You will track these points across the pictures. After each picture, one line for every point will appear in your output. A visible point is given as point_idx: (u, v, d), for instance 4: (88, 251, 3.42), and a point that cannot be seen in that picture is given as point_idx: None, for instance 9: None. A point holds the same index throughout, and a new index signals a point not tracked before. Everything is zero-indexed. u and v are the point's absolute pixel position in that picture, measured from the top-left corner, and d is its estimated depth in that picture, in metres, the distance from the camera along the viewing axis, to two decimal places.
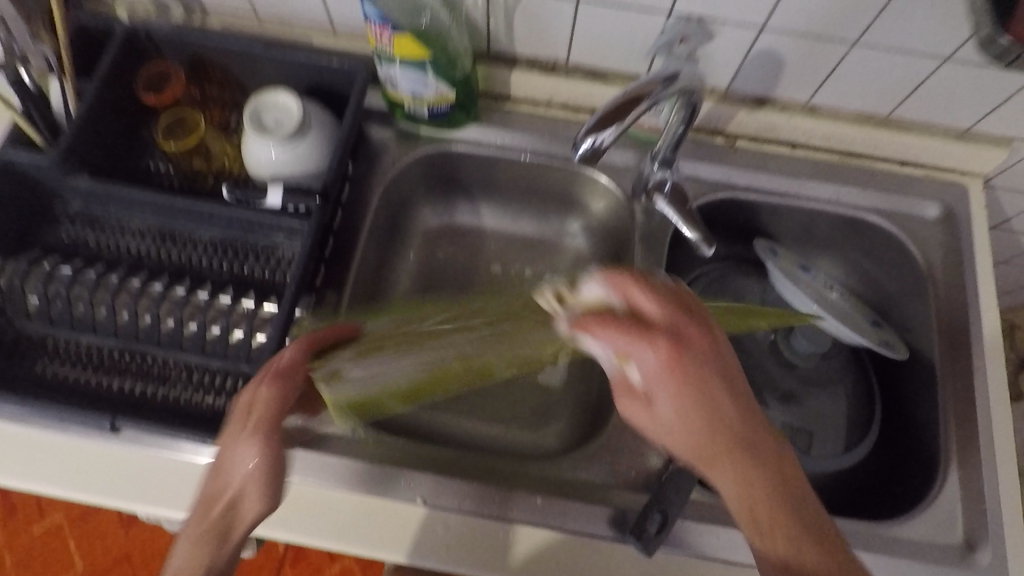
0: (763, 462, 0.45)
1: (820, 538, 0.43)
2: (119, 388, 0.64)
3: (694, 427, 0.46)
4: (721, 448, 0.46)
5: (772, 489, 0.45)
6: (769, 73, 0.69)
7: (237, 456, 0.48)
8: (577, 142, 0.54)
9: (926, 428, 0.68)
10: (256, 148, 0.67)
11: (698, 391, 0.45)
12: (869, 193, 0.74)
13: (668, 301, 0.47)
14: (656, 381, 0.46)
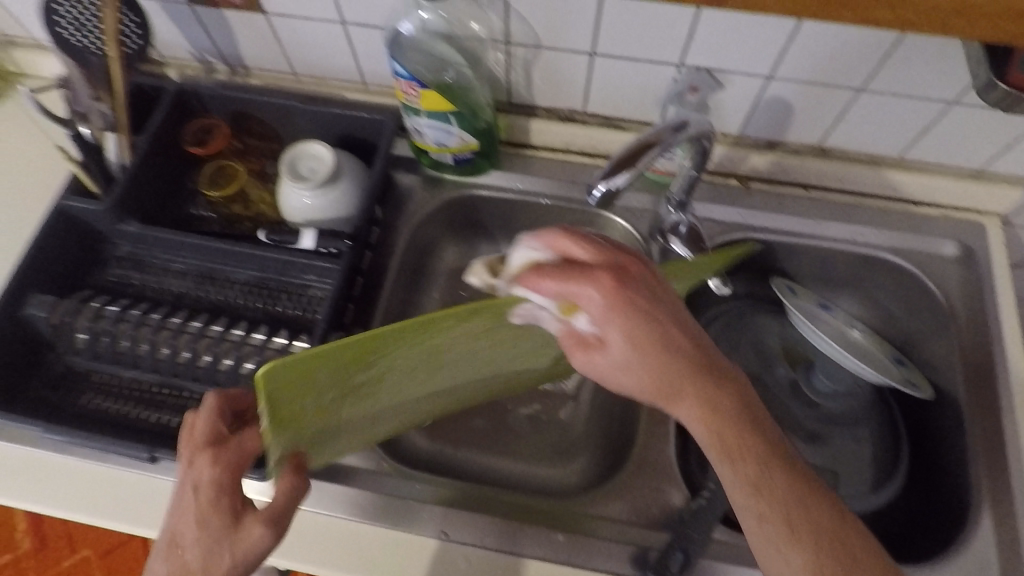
0: (720, 382, 0.46)
1: (779, 458, 0.45)
2: (157, 421, 0.67)
3: (651, 360, 0.45)
4: (677, 374, 0.45)
5: (734, 409, 0.46)
6: (779, 118, 0.71)
7: (212, 536, 0.47)
8: (590, 189, 0.57)
9: (956, 467, 0.67)
10: (290, 195, 0.71)
11: (644, 315, 0.44)
12: (884, 232, 0.75)
13: (599, 242, 0.47)
14: (605, 322, 0.45)
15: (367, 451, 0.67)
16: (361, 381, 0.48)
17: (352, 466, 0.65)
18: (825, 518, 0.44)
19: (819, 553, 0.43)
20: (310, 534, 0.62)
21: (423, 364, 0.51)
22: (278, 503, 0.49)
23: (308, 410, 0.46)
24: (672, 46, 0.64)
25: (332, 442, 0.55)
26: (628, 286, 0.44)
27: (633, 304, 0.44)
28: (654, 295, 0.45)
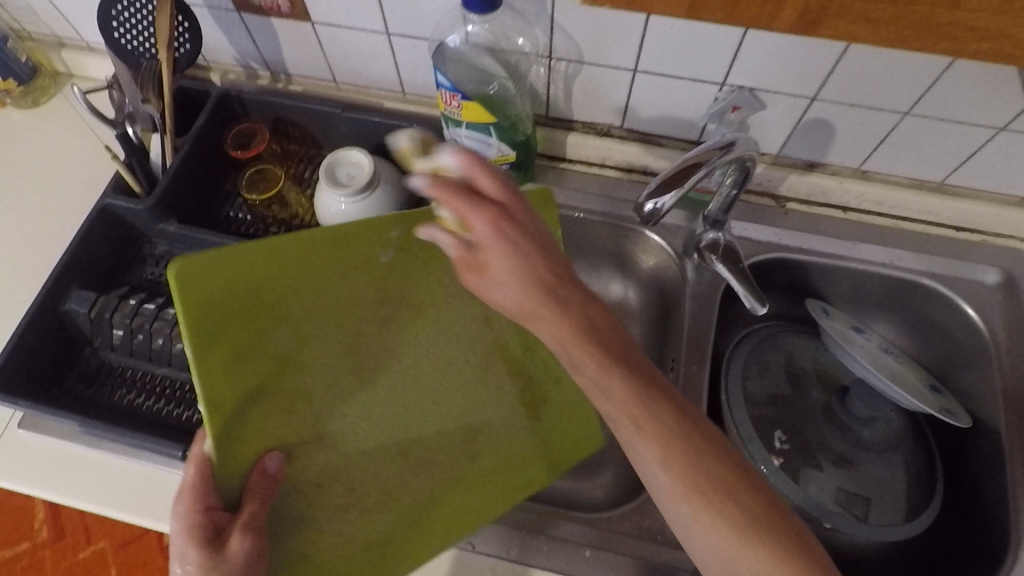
0: (568, 305, 0.47)
1: (624, 362, 0.47)
2: (189, 419, 0.67)
3: (527, 283, 0.47)
4: (545, 296, 0.47)
5: (582, 332, 0.47)
6: (819, 139, 0.71)
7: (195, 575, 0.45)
8: (639, 204, 0.58)
9: (994, 501, 0.65)
10: (327, 200, 0.72)
11: (521, 238, 0.47)
12: (923, 257, 0.74)
13: (503, 176, 0.49)
14: (488, 243, 0.47)
15: None
16: (274, 343, 0.50)
17: None
18: (675, 412, 0.46)
19: (676, 449, 0.45)
20: None
21: (347, 334, 0.52)
22: (253, 513, 0.47)
23: (236, 381, 0.48)
24: (716, 65, 0.64)
25: (312, 477, 0.51)
26: (508, 211, 0.48)
27: (512, 230, 0.47)
28: (529, 222, 0.48)
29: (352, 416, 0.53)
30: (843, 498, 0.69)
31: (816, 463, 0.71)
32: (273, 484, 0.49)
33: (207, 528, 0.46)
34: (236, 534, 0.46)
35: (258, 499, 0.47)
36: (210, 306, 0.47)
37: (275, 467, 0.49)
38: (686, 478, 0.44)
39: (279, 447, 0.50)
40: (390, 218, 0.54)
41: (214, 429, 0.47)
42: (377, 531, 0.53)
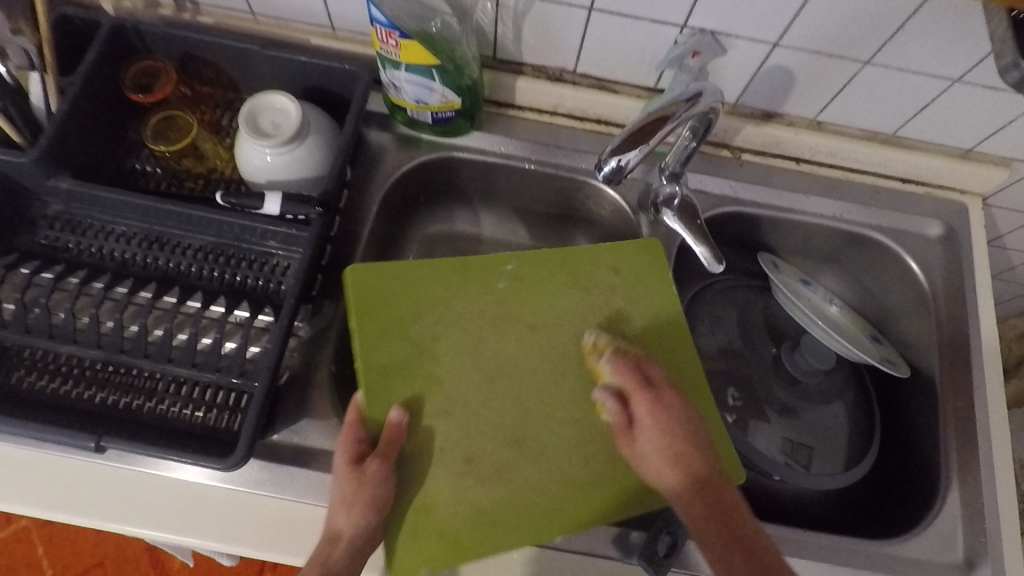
0: (713, 497, 0.53)
1: (754, 551, 0.51)
2: (103, 402, 0.60)
3: (676, 463, 0.53)
4: (689, 475, 0.53)
5: (719, 522, 0.51)
6: (779, 88, 0.68)
7: (339, 494, 0.52)
8: (602, 162, 0.54)
9: (929, 447, 0.68)
10: (250, 151, 0.64)
11: (671, 419, 0.54)
12: (870, 210, 0.75)
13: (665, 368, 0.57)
14: (645, 423, 0.54)
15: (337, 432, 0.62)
16: (415, 330, 0.60)
17: (322, 448, 0.61)
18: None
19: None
20: (271, 520, 0.59)
21: (473, 334, 0.61)
22: (385, 448, 0.54)
23: (384, 352, 0.59)
24: (678, 4, 0.60)
25: (431, 444, 0.57)
26: (660, 392, 0.55)
27: (660, 411, 0.55)
28: (677, 407, 0.55)
29: (477, 403, 0.59)
30: (788, 448, 0.70)
31: (762, 415, 0.72)
32: (400, 432, 0.55)
33: (354, 454, 0.53)
34: (372, 461, 0.53)
35: (388, 439, 0.54)
36: (368, 296, 0.61)
37: (400, 418, 0.55)
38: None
39: (402, 404, 0.57)
40: (514, 257, 0.65)
41: (364, 382, 0.57)
42: (489, 504, 0.56)
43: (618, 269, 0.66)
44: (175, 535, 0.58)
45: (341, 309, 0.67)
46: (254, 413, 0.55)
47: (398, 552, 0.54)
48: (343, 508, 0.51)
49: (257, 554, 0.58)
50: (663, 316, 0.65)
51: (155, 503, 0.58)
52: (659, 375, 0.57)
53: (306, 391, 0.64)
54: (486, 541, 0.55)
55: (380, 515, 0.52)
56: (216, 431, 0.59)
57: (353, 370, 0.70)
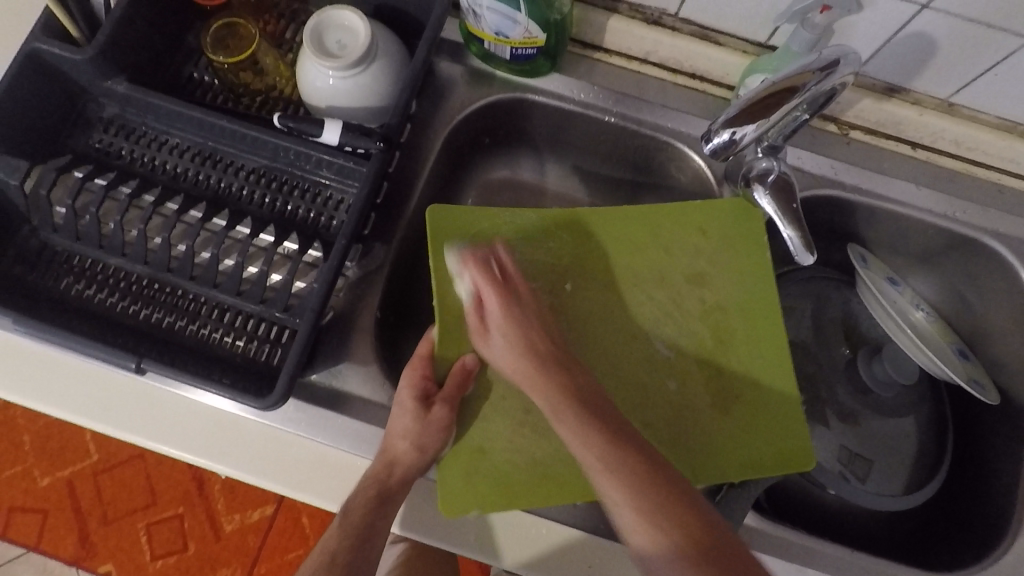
0: (575, 393, 0.50)
1: (620, 436, 0.48)
2: (146, 319, 0.58)
3: (524, 349, 0.51)
4: (551, 364, 0.51)
5: (579, 414, 0.49)
6: (913, 59, 0.59)
7: (400, 425, 0.52)
8: (709, 135, 0.50)
9: (1004, 482, 0.63)
10: (312, 71, 0.59)
11: (514, 311, 0.52)
12: (987, 213, 0.66)
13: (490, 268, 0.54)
14: (495, 316, 0.52)
15: (377, 381, 0.60)
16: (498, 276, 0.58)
17: (360, 395, 0.60)
18: (646, 462, 0.47)
19: (646, 496, 0.45)
20: (300, 461, 0.58)
21: (554, 286, 0.58)
22: (451, 391, 0.53)
23: (469, 296, 0.56)
24: None
25: (494, 392, 0.55)
26: (495, 282, 0.53)
27: (507, 303, 0.53)
28: (521, 294, 0.54)
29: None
30: (843, 457, 0.66)
31: (822, 419, 0.67)
32: (468, 377, 0.54)
33: (420, 390, 0.53)
34: (438, 403, 0.52)
35: (454, 381, 0.53)
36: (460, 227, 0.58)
37: (472, 363, 0.54)
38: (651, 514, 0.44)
39: (478, 352, 0.55)
40: (600, 212, 0.60)
41: (444, 323, 0.55)
42: (548, 460, 0.54)
43: (706, 232, 0.61)
44: (208, 461, 0.57)
45: (392, 253, 0.64)
46: (297, 351, 0.53)
47: (450, 488, 0.53)
48: (404, 442, 0.51)
49: (285, 491, 0.57)
50: (749, 288, 0.59)
51: (192, 428, 0.58)
52: (503, 267, 0.55)
53: (347, 335, 0.61)
54: (541, 496, 0.53)
55: (433, 457, 0.53)
56: (256, 364, 0.57)
57: (397, 316, 0.67)
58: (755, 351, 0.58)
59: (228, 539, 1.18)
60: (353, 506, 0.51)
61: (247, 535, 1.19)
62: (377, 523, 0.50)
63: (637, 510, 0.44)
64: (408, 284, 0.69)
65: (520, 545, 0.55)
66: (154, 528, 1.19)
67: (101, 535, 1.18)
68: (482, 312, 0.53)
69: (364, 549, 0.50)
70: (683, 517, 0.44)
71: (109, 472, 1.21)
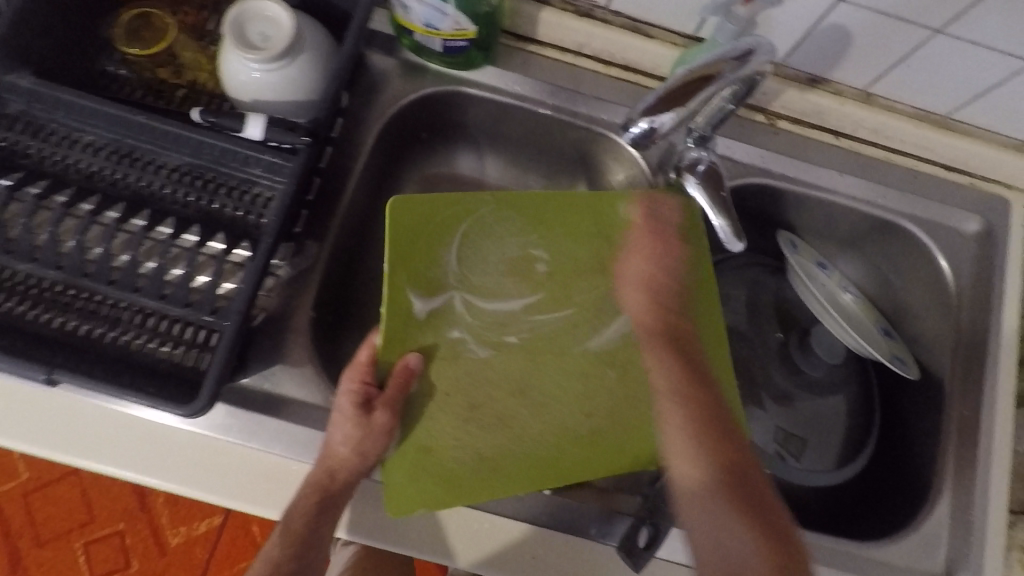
0: (683, 346, 0.56)
1: (706, 382, 0.54)
2: (62, 327, 0.55)
3: (649, 291, 0.58)
4: (665, 314, 0.58)
5: (694, 367, 0.55)
6: (832, 51, 0.61)
7: (341, 433, 0.50)
8: (629, 124, 0.52)
9: (925, 453, 0.66)
10: (235, 64, 0.57)
11: (666, 261, 0.59)
12: (906, 197, 0.69)
13: (660, 216, 0.60)
14: (640, 267, 0.59)
15: (313, 383, 0.59)
16: (438, 272, 0.56)
17: (295, 397, 0.58)
18: (717, 417, 0.52)
19: (704, 441, 0.51)
20: (237, 468, 0.56)
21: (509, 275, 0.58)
22: (394, 393, 0.52)
23: (408, 298, 0.55)
24: None
25: (435, 388, 0.54)
26: (649, 228, 0.60)
27: (654, 249, 0.59)
28: (671, 245, 0.59)
29: (481, 355, 0.56)
30: (780, 437, 0.68)
31: (758, 401, 0.69)
32: (411, 377, 0.53)
33: (360, 395, 0.51)
34: (380, 407, 0.51)
35: (397, 383, 0.52)
36: (415, 223, 0.55)
37: (415, 363, 0.53)
38: (705, 449, 0.50)
39: (420, 350, 0.55)
40: (555, 194, 0.60)
41: (386, 325, 0.54)
42: (488, 452, 0.54)
43: None
44: (132, 474, 0.55)
45: (326, 251, 0.62)
46: (224, 354, 0.51)
47: (390, 488, 0.52)
48: (346, 450, 0.50)
49: (218, 501, 0.55)
50: (691, 274, 0.61)
51: (115, 439, 0.55)
52: (665, 215, 0.60)
53: (282, 336, 0.59)
54: (481, 490, 0.53)
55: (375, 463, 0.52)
56: (182, 370, 0.55)
57: (334, 316, 0.65)
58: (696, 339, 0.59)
59: (174, 554, 1.14)
60: (293, 514, 0.50)
61: (193, 548, 1.14)
62: (317, 530, 0.49)
63: (689, 435, 0.51)
64: (345, 282, 0.67)
65: (471, 542, 0.55)
66: (92, 548, 1.13)
67: (34, 559, 1.11)
68: (625, 250, 0.60)
69: (306, 552, 0.49)
70: (728, 468, 0.50)
71: (41, 491, 1.15)
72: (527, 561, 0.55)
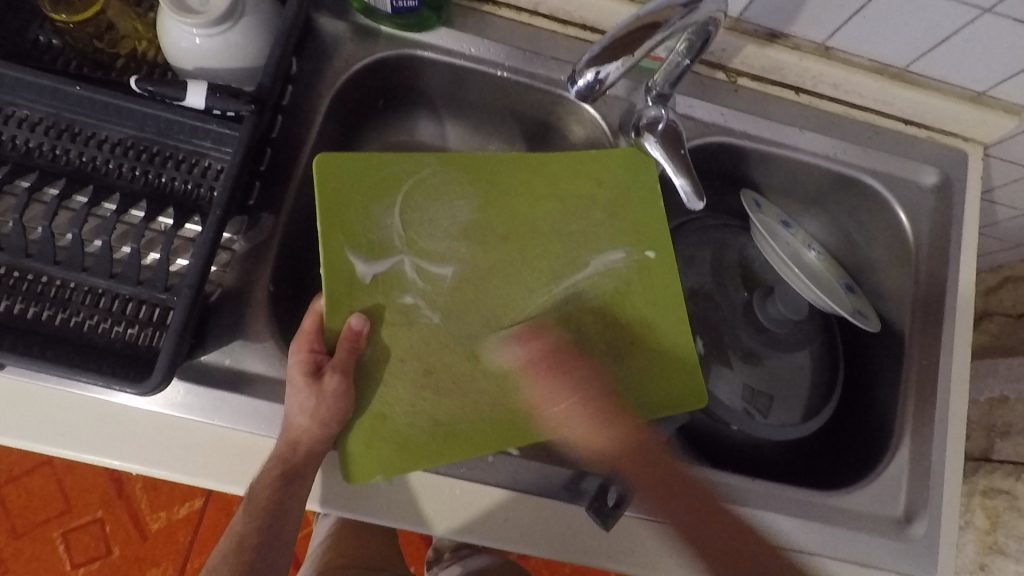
0: (631, 444, 0.55)
1: (667, 468, 0.55)
2: (8, 311, 0.53)
3: (589, 418, 0.55)
4: (596, 410, 0.55)
5: (646, 463, 0.54)
6: (790, 4, 0.60)
7: (294, 405, 0.50)
8: (575, 76, 0.49)
9: (886, 403, 0.68)
10: (174, 30, 0.55)
11: (569, 376, 0.56)
12: (866, 152, 0.70)
13: (536, 349, 0.56)
14: (563, 401, 0.55)
15: (274, 357, 0.58)
16: (383, 234, 0.55)
17: (257, 373, 0.57)
18: (678, 481, 0.55)
19: (691, 525, 0.55)
20: (200, 445, 0.55)
21: (461, 240, 0.57)
22: (343, 357, 0.51)
23: (352, 260, 0.54)
24: None
25: (398, 355, 0.54)
26: (546, 360, 0.56)
27: (554, 378, 0.56)
28: (567, 364, 0.56)
29: (440, 320, 0.55)
30: (748, 395, 0.69)
31: (725, 361, 0.70)
32: (358, 340, 0.52)
33: (310, 363, 0.50)
34: (330, 372, 0.50)
35: (345, 347, 0.51)
36: (351, 178, 0.55)
37: (360, 326, 0.52)
38: (699, 535, 0.55)
39: (366, 311, 0.54)
40: (507, 156, 0.60)
41: (328, 287, 0.53)
42: (450, 417, 0.54)
43: (602, 182, 0.62)
44: (90, 456, 0.53)
45: (282, 223, 0.61)
46: (176, 329, 0.50)
47: (353, 458, 0.52)
48: (304, 421, 0.49)
49: (183, 479, 0.54)
50: (650, 234, 0.61)
51: (72, 421, 0.54)
52: (546, 343, 0.57)
53: (239, 312, 0.58)
54: (445, 455, 0.53)
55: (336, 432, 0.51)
56: (138, 350, 0.54)
57: (292, 288, 0.64)
58: (652, 300, 0.60)
59: (155, 539, 1.13)
60: (260, 488, 0.49)
61: (174, 532, 1.14)
62: (283, 503, 0.49)
63: (686, 527, 0.55)
64: (304, 255, 0.66)
65: (443, 510, 0.55)
66: (72, 537, 1.11)
67: (12, 551, 1.10)
68: (529, 385, 0.56)
69: (274, 524, 0.49)
70: (678, 502, 0.55)
71: (13, 483, 1.13)
72: (498, 525, 0.55)
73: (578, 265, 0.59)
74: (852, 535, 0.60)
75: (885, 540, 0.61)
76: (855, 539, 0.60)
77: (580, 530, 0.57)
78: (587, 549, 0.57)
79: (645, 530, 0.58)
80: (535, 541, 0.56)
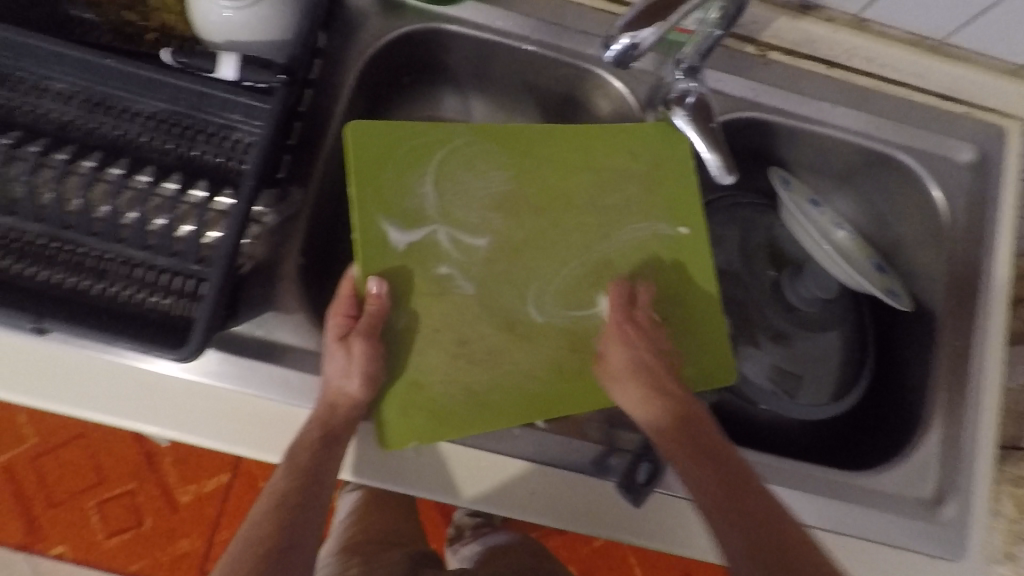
0: (676, 399, 0.55)
1: (710, 436, 0.53)
2: (48, 280, 0.54)
3: (637, 369, 0.55)
4: (652, 370, 0.55)
5: (682, 422, 0.54)
6: None
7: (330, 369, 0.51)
8: (608, 42, 0.49)
9: (917, 385, 0.67)
10: (205, 5, 0.56)
11: (642, 338, 0.56)
12: (902, 128, 0.68)
13: (632, 304, 0.57)
14: (619, 347, 0.56)
15: (305, 328, 0.59)
16: (416, 203, 0.56)
17: (289, 343, 0.58)
18: (712, 444, 0.53)
19: (718, 489, 0.50)
20: (234, 413, 0.56)
21: (494, 210, 0.57)
22: (370, 321, 0.52)
23: (385, 227, 0.54)
24: None
25: (427, 326, 0.54)
26: (624, 315, 0.57)
27: (628, 326, 0.56)
28: (649, 326, 0.57)
29: (470, 291, 0.56)
30: (774, 373, 0.69)
31: (751, 340, 0.70)
32: (381, 303, 0.52)
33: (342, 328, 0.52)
34: (355, 335, 0.51)
35: (370, 312, 0.52)
36: (383, 147, 0.55)
37: (379, 289, 0.52)
38: (721, 495, 0.50)
39: (397, 283, 0.54)
40: (541, 129, 0.60)
41: (360, 255, 0.53)
42: (480, 387, 0.54)
43: (633, 156, 0.61)
44: (129, 422, 0.55)
45: (312, 196, 0.62)
46: (213, 297, 0.51)
47: (387, 425, 0.53)
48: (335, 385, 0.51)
49: (218, 446, 0.56)
50: (679, 210, 0.61)
51: (112, 388, 0.55)
52: (643, 304, 0.58)
53: (271, 283, 0.59)
54: (476, 423, 0.54)
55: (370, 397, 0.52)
56: (174, 319, 0.55)
57: (321, 262, 0.65)
58: (680, 275, 0.60)
59: (185, 510, 1.17)
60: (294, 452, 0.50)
61: (203, 504, 1.17)
62: (322, 466, 0.49)
63: (712, 493, 0.50)
64: (332, 230, 0.67)
65: (472, 480, 0.56)
66: (106, 507, 1.15)
67: (49, 518, 1.14)
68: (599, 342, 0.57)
69: (312, 487, 0.49)
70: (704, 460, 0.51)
71: (49, 454, 1.16)
72: (525, 497, 0.56)
73: (608, 239, 0.59)
74: (881, 514, 0.60)
75: (914, 520, 0.60)
76: (883, 518, 0.60)
77: (606, 503, 0.57)
78: (613, 523, 0.57)
79: (671, 504, 0.58)
80: (561, 513, 0.56)
